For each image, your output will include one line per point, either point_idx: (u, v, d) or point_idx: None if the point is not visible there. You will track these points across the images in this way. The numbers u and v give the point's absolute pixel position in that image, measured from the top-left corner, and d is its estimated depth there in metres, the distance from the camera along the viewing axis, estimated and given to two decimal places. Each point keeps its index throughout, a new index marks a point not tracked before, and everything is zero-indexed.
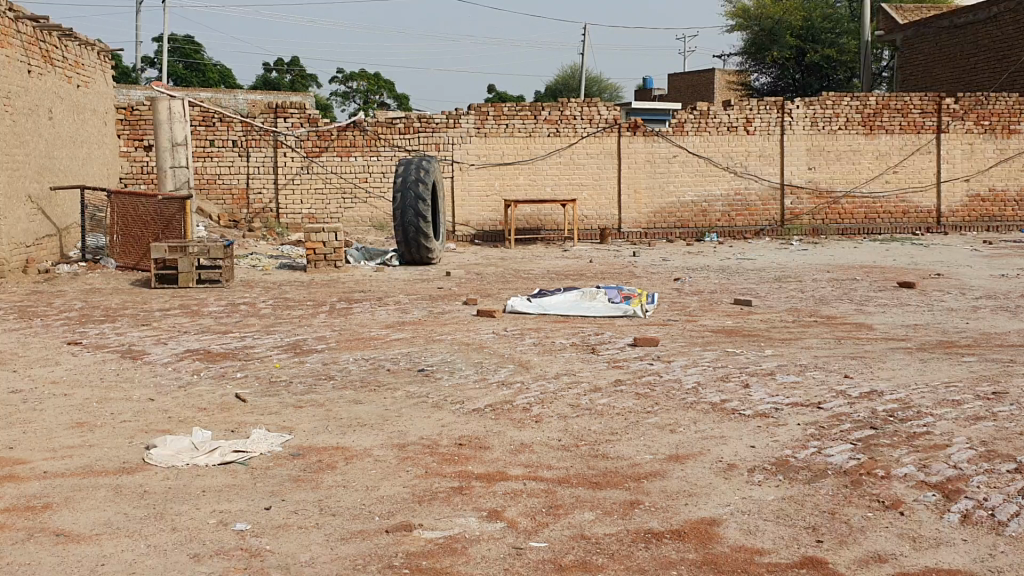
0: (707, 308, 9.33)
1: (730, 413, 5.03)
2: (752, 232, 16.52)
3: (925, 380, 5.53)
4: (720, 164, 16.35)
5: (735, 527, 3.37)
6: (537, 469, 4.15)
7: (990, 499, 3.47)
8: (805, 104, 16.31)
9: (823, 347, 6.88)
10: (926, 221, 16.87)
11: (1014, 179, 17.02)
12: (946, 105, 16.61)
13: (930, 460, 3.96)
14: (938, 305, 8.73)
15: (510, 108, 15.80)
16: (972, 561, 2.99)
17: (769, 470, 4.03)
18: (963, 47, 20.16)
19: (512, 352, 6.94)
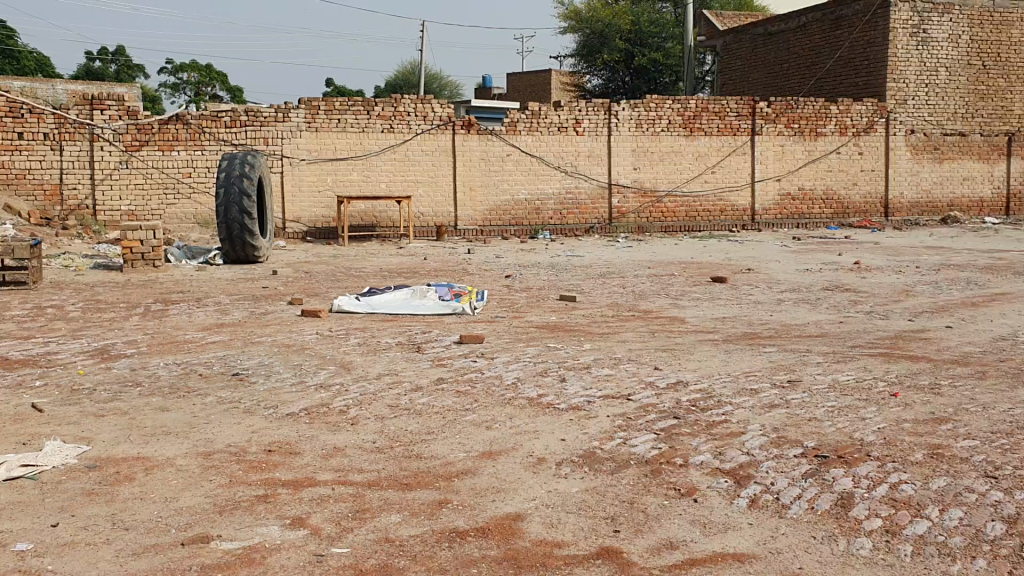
0: (533, 304, 9.47)
1: (545, 408, 5.10)
2: (583, 230, 16.90)
3: (728, 370, 5.79)
4: (551, 163, 16.65)
5: (538, 522, 3.41)
6: (347, 473, 4.07)
7: (776, 484, 3.68)
8: (630, 106, 16.80)
9: (638, 341, 7.10)
10: (741, 219, 17.73)
11: (821, 180, 18.01)
12: (759, 109, 17.47)
13: (725, 448, 4.16)
14: (747, 299, 9.18)
15: (342, 103, 15.52)
16: (756, 544, 3.14)
17: (576, 462, 4.12)
18: (776, 53, 21.29)
19: (333, 352, 6.81)
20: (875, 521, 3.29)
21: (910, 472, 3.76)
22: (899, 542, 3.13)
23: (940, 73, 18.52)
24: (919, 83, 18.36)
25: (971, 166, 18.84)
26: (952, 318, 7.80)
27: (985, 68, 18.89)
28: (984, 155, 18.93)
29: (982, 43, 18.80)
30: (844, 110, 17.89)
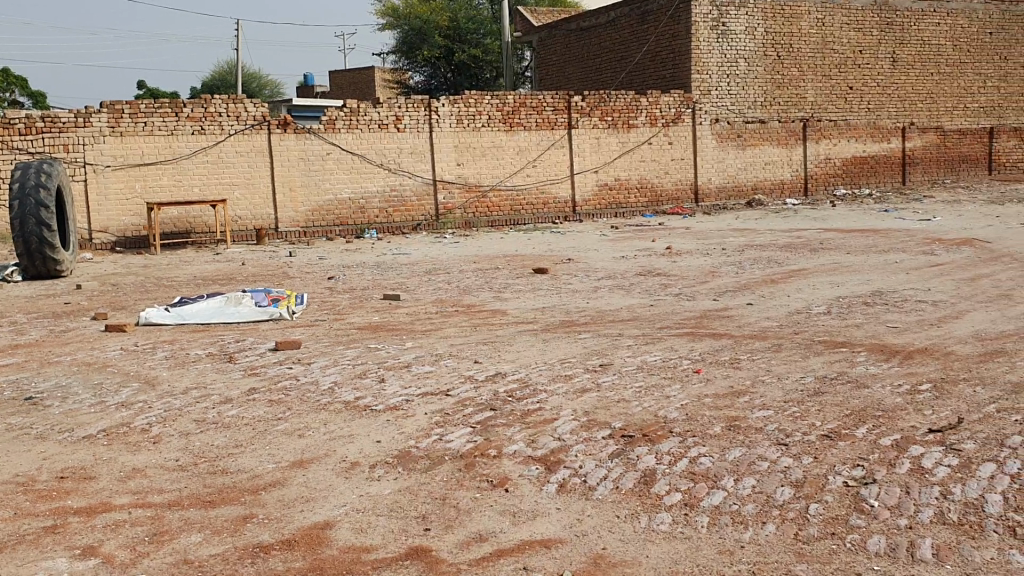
0: (356, 304, 9.34)
1: (361, 410, 5.01)
2: (410, 228, 16.74)
3: (545, 359, 5.88)
4: (373, 160, 16.40)
5: (347, 528, 3.34)
6: (146, 495, 3.85)
7: (584, 466, 3.75)
8: (449, 102, 16.76)
9: (459, 335, 7.12)
10: (564, 211, 18.09)
11: (635, 170, 18.59)
12: (574, 103, 17.79)
13: (538, 435, 4.21)
14: (566, 288, 9.39)
15: (147, 105, 14.72)
16: (562, 529, 3.19)
17: (389, 463, 4.06)
18: (588, 47, 21.86)
19: (138, 368, 6.46)
20: (675, 495, 3.41)
21: (709, 445, 3.93)
22: (696, 514, 3.25)
23: (740, 64, 19.45)
24: (720, 73, 19.22)
25: (771, 152, 19.86)
26: (754, 295, 8.24)
27: (780, 58, 19.88)
28: (783, 140, 19.98)
29: (775, 34, 19.76)
30: (653, 102, 18.48)
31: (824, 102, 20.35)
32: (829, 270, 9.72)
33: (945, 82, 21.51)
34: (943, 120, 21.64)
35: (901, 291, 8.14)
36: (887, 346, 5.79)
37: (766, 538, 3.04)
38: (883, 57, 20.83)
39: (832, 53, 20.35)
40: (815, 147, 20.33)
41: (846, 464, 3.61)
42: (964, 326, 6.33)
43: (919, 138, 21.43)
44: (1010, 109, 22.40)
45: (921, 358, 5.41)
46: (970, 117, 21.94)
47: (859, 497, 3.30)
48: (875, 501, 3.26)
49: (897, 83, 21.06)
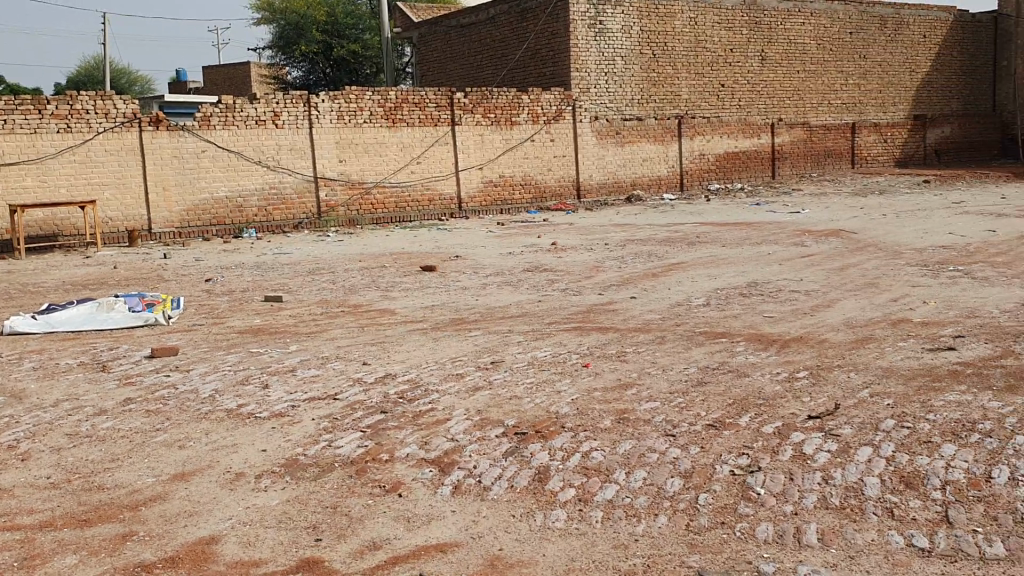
0: (236, 307, 9.06)
1: (245, 418, 4.84)
2: (290, 226, 16.23)
3: (434, 358, 5.83)
4: (250, 158, 15.79)
5: (234, 542, 3.22)
6: (15, 517, 3.62)
7: (478, 466, 3.73)
8: (329, 98, 16.31)
9: (345, 337, 6.98)
10: (449, 208, 17.92)
11: (519, 167, 18.67)
12: (457, 100, 17.68)
13: (430, 437, 4.16)
14: (454, 285, 9.35)
15: (7, 101, 13.64)
16: (457, 532, 3.16)
17: (276, 473, 3.94)
18: (469, 44, 21.84)
19: (2, 381, 6.08)
20: (569, 492, 3.42)
21: (600, 438, 3.96)
22: (590, 509, 3.27)
23: (617, 62, 19.71)
24: (599, 72, 19.45)
25: (649, 149, 20.19)
26: (637, 288, 8.37)
27: (655, 57, 20.31)
28: (659, 137, 20.33)
29: (651, 32, 20.17)
30: (535, 99, 18.58)
31: (697, 99, 20.90)
32: (708, 263, 9.98)
33: (810, 80, 22.39)
34: (809, 116, 22.49)
35: (776, 281, 8.43)
36: (764, 335, 5.97)
37: (659, 531, 3.07)
38: (753, 56, 21.55)
39: (705, 52, 20.93)
40: (689, 143, 20.79)
41: (733, 453, 3.69)
42: (835, 314, 6.59)
43: (787, 133, 22.19)
44: (870, 106, 23.32)
45: (797, 346, 5.60)
46: (834, 112, 22.80)
47: (746, 486, 3.38)
48: (761, 489, 3.34)
49: (766, 81, 21.78)
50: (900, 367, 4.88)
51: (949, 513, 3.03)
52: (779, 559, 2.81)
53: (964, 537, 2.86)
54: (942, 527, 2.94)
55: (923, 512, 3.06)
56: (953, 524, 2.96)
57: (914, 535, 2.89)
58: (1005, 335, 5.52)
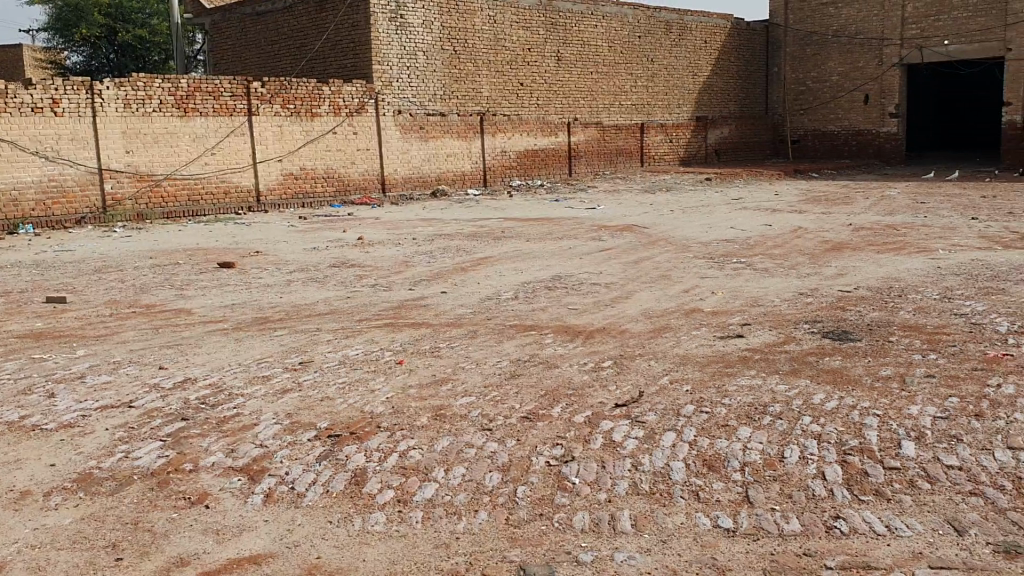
0: (13, 310, 8.31)
1: (29, 431, 4.45)
2: (71, 223, 14.76)
3: (237, 360, 5.60)
4: (27, 148, 14.15)
5: (23, 568, 2.94)
6: None
7: (290, 473, 3.60)
8: (115, 85, 14.95)
9: (139, 339, 6.57)
10: (247, 201, 16.94)
11: (321, 159, 17.91)
12: (253, 90, 16.64)
13: (237, 444, 3.98)
14: (256, 283, 9.03)
15: None
16: (271, 542, 3.03)
17: (69, 489, 3.64)
18: (266, 32, 20.97)
19: None
20: (386, 494, 3.36)
21: (416, 437, 3.92)
22: (410, 510, 3.21)
23: (419, 56, 19.12)
24: (401, 66, 18.82)
25: (453, 143, 19.91)
26: (444, 283, 8.37)
27: (455, 53, 19.78)
28: (461, 133, 20.07)
29: (450, 29, 19.62)
30: (336, 91, 17.84)
31: (498, 97, 20.59)
32: (512, 257, 10.13)
33: (603, 81, 22.38)
34: (602, 116, 22.52)
35: (578, 274, 8.68)
36: (571, 326, 6.12)
37: (479, 527, 3.03)
38: (549, 56, 21.36)
39: (503, 51, 20.55)
40: (491, 140, 20.61)
41: (546, 444, 3.70)
42: (634, 305, 6.86)
43: (582, 132, 22.19)
44: (657, 106, 23.60)
45: (600, 337, 5.77)
46: (624, 112, 22.95)
47: (560, 476, 3.36)
48: (575, 479, 3.31)
49: (563, 81, 21.67)
50: (696, 355, 5.13)
51: (749, 493, 3.06)
52: (597, 547, 2.78)
53: (764, 516, 2.88)
54: (743, 507, 2.95)
55: (725, 493, 3.08)
56: (753, 504, 2.98)
57: (719, 516, 2.90)
58: (785, 322, 5.93)
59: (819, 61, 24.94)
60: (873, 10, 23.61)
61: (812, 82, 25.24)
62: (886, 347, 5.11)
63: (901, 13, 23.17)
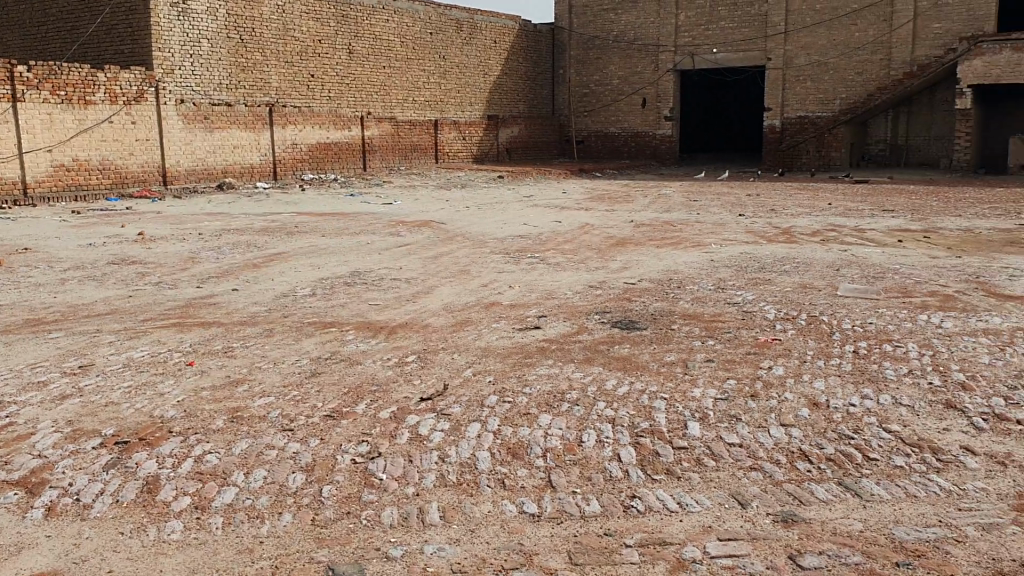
0: None
1: None
2: None
3: (8, 365, 5.15)
4: None
5: None
6: None
7: (74, 484, 3.36)
8: None
9: None
10: (12, 194, 14.37)
11: (96, 149, 15.66)
12: (18, 74, 14.16)
13: (11, 456, 3.67)
14: (26, 282, 8.31)
15: None
16: (55, 559, 2.82)
17: None
18: (31, 14, 18.57)
19: None
20: (183, 500, 3.21)
21: (213, 441, 3.76)
22: (209, 516, 3.07)
23: (203, 45, 17.56)
24: (184, 54, 17.18)
25: (239, 135, 18.26)
26: (236, 281, 8.04)
27: (241, 41, 18.40)
28: (249, 124, 18.49)
29: (237, 16, 18.23)
30: (112, 77, 15.77)
31: (288, 88, 19.47)
32: (307, 253, 9.91)
33: (396, 76, 21.91)
34: (395, 111, 21.97)
35: (376, 270, 8.61)
36: (371, 323, 6.06)
37: (284, 529, 2.95)
38: (340, 48, 20.50)
39: (293, 42, 19.45)
40: (281, 132, 19.17)
41: (351, 442, 3.65)
42: (434, 300, 6.89)
43: (376, 126, 21.26)
44: (450, 104, 23.53)
45: (402, 331, 5.76)
46: (418, 109, 22.60)
47: (366, 472, 3.32)
48: (382, 474, 3.28)
49: (355, 75, 20.91)
50: (496, 347, 5.22)
51: (551, 479, 3.14)
52: (406, 541, 2.77)
53: (567, 499, 2.97)
54: (546, 491, 3.03)
55: (529, 479, 3.15)
56: (556, 488, 3.07)
57: (524, 503, 2.96)
58: (578, 313, 6.15)
59: (602, 64, 25.89)
60: (650, 17, 24.86)
61: (594, 85, 26.20)
62: (670, 334, 5.41)
63: (675, 22, 24.48)
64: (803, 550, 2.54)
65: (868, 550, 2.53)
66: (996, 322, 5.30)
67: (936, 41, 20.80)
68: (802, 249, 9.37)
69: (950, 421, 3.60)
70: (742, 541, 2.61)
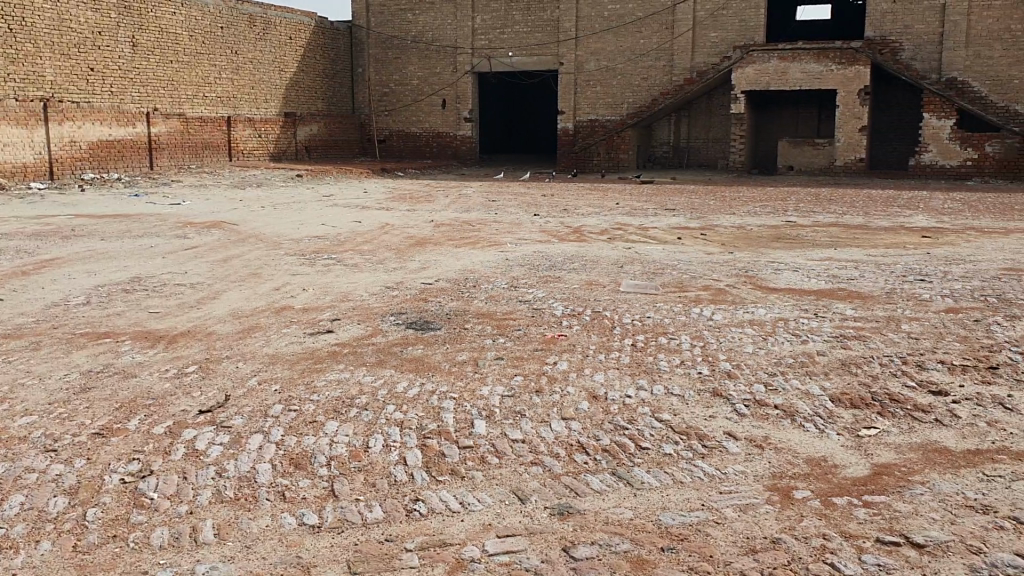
0: None
1: None
2: None
3: None
4: None
5: None
6: None
7: None
8: None
9: None
10: None
11: None
12: None
13: None
14: None
15: None
16: None
17: None
18: None
19: None
20: None
21: None
22: None
23: None
24: None
25: (10, 132, 16.38)
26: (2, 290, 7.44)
27: (11, 32, 16.63)
28: (21, 120, 16.65)
29: (5, 4, 16.45)
30: None
31: (64, 82, 17.81)
32: (85, 258, 9.31)
33: (184, 71, 20.62)
34: (184, 108, 20.61)
35: (160, 275, 8.20)
36: (151, 332, 5.75)
37: (42, 559, 2.72)
38: (123, 41, 19.05)
39: (68, 33, 17.82)
40: (57, 129, 17.43)
41: (121, 461, 3.44)
42: (222, 305, 6.63)
43: (163, 123, 19.91)
44: (244, 101, 22.44)
45: (184, 340, 5.50)
46: (209, 106, 21.36)
47: (137, 493, 3.13)
48: (154, 494, 3.11)
49: (140, 69, 19.47)
50: (285, 353, 5.08)
51: (335, 487, 3.09)
52: (177, 563, 2.63)
53: (349, 507, 2.93)
54: (328, 501, 2.98)
55: (311, 489, 3.08)
56: (338, 497, 3.02)
57: (305, 514, 2.89)
58: (373, 315, 6.10)
59: (401, 64, 25.77)
60: (447, 18, 25.03)
61: (394, 85, 25.98)
62: (462, 334, 5.46)
63: (471, 24, 24.79)
64: (577, 542, 2.62)
65: (636, 537, 2.64)
66: (760, 313, 5.70)
67: (713, 50, 22.15)
68: (591, 247, 9.71)
69: (716, 408, 3.84)
70: (519, 537, 2.66)
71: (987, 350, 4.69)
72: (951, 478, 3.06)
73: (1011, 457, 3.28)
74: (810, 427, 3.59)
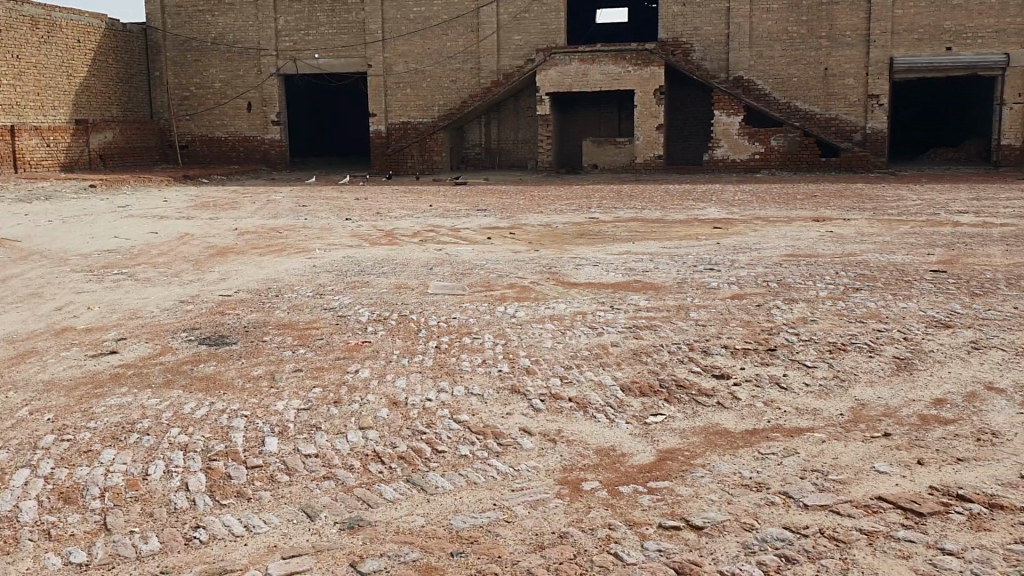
0: None
1: None
2: None
3: None
4: None
5: None
6: None
7: None
8: None
9: None
10: None
11: None
12: None
13: None
14: None
15: None
16: None
17: None
18: None
19: None
20: None
21: None
22: None
23: None
24: None
25: None
26: None
27: None
28: None
29: None
30: None
31: None
32: None
33: None
34: None
35: None
36: None
37: None
38: None
39: None
40: None
41: None
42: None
43: None
44: (29, 109, 20.69)
45: None
46: None
47: None
48: None
49: None
50: (62, 379, 4.71)
51: (107, 520, 2.88)
52: None
53: (122, 540, 2.74)
54: (100, 536, 2.77)
55: (80, 525, 2.86)
56: (111, 530, 2.82)
57: (72, 552, 2.68)
58: (164, 332, 5.78)
59: (202, 66, 24.72)
60: (248, 20, 24.24)
61: (195, 88, 24.88)
62: (260, 347, 5.26)
63: (274, 26, 24.09)
64: (365, 556, 2.56)
65: (425, 544, 2.61)
66: (560, 308, 5.81)
67: (518, 53, 22.56)
68: (401, 250, 9.63)
69: (513, 405, 3.86)
70: (305, 557, 2.57)
71: (767, 332, 4.98)
72: (729, 458, 3.20)
73: (784, 433, 3.48)
74: (602, 417, 3.68)
